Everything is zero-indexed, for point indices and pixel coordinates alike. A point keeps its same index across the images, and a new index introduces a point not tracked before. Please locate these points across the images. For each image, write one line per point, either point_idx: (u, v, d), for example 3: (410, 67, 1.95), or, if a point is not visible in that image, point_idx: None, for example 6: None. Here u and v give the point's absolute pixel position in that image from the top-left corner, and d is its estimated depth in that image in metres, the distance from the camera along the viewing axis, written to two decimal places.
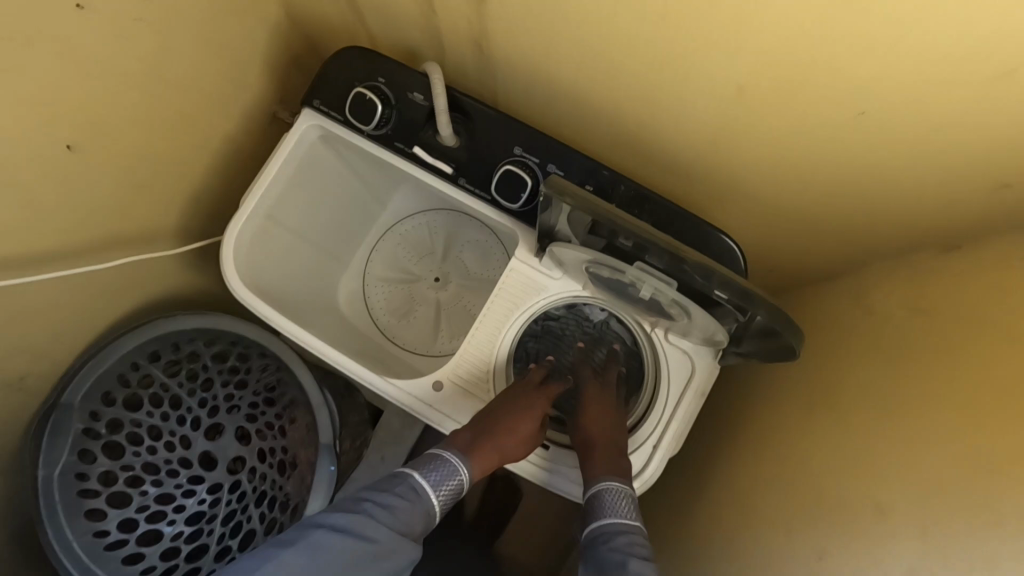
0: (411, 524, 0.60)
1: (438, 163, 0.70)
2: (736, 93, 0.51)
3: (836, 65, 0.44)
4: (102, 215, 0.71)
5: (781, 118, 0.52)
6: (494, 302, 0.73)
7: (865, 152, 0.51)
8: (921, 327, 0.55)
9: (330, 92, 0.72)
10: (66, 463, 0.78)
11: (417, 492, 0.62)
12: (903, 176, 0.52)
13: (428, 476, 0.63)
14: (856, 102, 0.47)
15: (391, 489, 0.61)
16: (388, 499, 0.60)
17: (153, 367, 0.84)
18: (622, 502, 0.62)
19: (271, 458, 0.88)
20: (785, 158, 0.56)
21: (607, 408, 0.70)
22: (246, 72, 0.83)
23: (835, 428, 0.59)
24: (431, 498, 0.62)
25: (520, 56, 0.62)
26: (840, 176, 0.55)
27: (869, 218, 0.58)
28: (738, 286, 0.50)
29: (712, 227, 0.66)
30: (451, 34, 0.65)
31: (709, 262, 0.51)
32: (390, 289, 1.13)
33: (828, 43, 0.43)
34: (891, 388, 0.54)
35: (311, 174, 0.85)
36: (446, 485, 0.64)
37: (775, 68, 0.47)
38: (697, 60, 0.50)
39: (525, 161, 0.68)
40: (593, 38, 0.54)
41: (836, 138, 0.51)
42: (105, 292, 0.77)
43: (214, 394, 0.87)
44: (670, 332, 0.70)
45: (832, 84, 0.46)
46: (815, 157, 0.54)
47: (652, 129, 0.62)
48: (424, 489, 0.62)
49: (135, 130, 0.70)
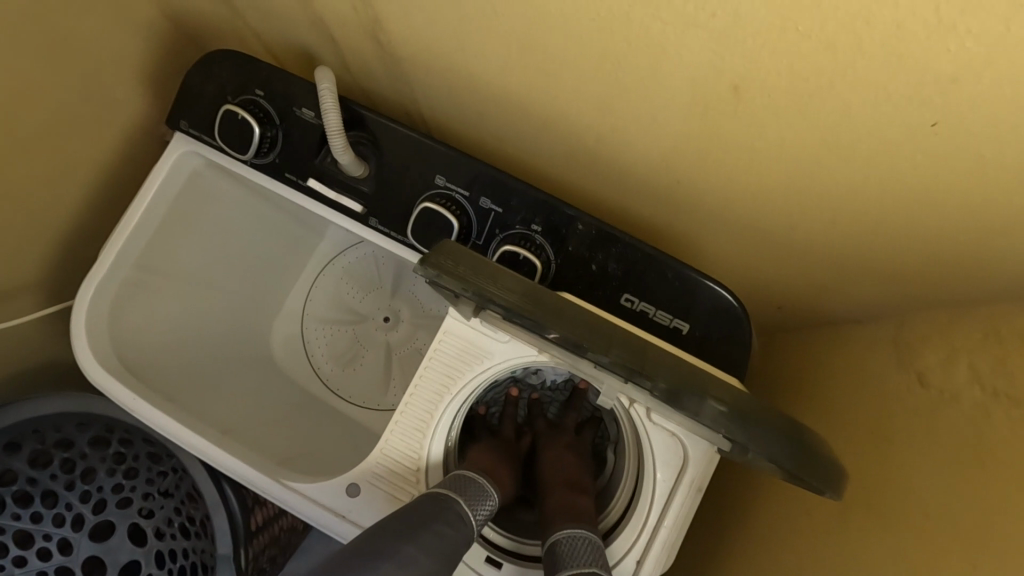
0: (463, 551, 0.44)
1: (342, 201, 0.54)
2: (723, 94, 0.35)
3: (881, 46, 0.27)
4: None
5: (794, 130, 0.35)
6: (426, 374, 0.56)
7: (920, 176, 0.34)
8: (1010, 422, 0.38)
9: (198, 112, 0.55)
10: None
11: (462, 521, 0.47)
12: (978, 210, 0.35)
13: (466, 499, 0.49)
14: (911, 104, 0.30)
15: (439, 514, 0.45)
16: (435, 525, 0.44)
17: (14, 460, 0.67)
18: (587, 551, 0.47)
19: (173, 563, 0.71)
20: (800, 183, 0.39)
21: (569, 465, 0.59)
22: (114, 88, 0.66)
23: (888, 561, 0.42)
24: (472, 529, 0.48)
25: (428, 52, 0.45)
26: (884, 209, 0.38)
27: (921, 260, 0.41)
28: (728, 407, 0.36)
29: (703, 275, 0.50)
30: (340, 28, 0.49)
31: (690, 373, 0.38)
32: (332, 334, 0.96)
33: (871, 17, 0.26)
34: (974, 515, 0.37)
35: (202, 211, 0.68)
36: (484, 508, 0.50)
37: (782, 61, 0.30)
38: (662, 48, 0.33)
39: (451, 194, 0.52)
40: (515, 22, 0.38)
41: (878, 157, 0.34)
42: None
43: (99, 486, 0.70)
44: (652, 411, 0.52)
45: (873, 78, 0.29)
46: (843, 182, 0.37)
47: (613, 145, 0.45)
48: (468, 516, 0.47)
49: None
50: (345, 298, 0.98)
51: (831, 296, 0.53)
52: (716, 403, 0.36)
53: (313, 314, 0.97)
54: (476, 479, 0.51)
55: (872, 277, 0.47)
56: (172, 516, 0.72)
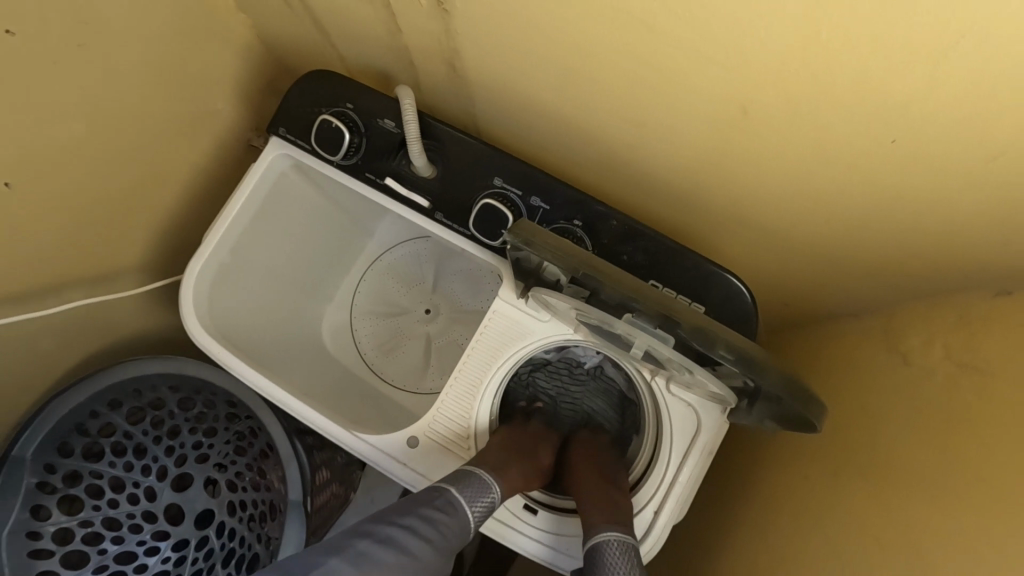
0: (450, 538, 0.54)
1: (412, 196, 0.64)
2: (736, 117, 0.44)
3: (858, 86, 0.37)
4: (49, 256, 0.66)
5: (795, 146, 0.44)
6: (477, 345, 0.66)
7: (895, 185, 0.43)
8: (972, 390, 0.46)
9: (295, 121, 0.66)
10: (17, 520, 0.72)
11: (454, 507, 0.56)
12: (941, 215, 0.44)
13: (462, 491, 0.57)
14: (883, 130, 0.39)
15: (426, 503, 0.54)
16: (426, 514, 0.53)
17: (114, 415, 0.78)
18: (623, 560, 0.55)
19: (242, 511, 0.81)
20: (802, 190, 0.48)
21: (598, 469, 0.66)
22: (215, 99, 0.78)
23: (870, 507, 0.50)
24: (466, 514, 0.56)
25: (497, 78, 0.56)
26: (865, 212, 0.47)
27: (901, 256, 0.50)
28: (739, 351, 0.44)
29: (718, 267, 0.59)
30: (422, 57, 0.59)
31: (709, 324, 0.46)
32: (377, 323, 1.07)
33: (846, 65, 0.36)
34: (939, 464, 0.45)
35: (283, 207, 0.79)
36: (479, 501, 0.58)
37: (781, 95, 0.40)
38: (691, 81, 0.43)
39: (506, 193, 0.61)
40: (572, 58, 0.48)
41: (862, 169, 0.43)
42: (58, 337, 0.72)
43: (181, 441, 0.81)
44: (671, 382, 0.61)
45: (856, 109, 0.38)
46: (835, 189, 0.46)
47: (645, 156, 0.54)
48: (461, 504, 0.56)
49: (85, 164, 0.65)
50: (389, 291, 1.08)
51: (829, 296, 0.61)
52: (723, 351, 0.46)
53: (361, 304, 1.07)
54: (477, 475, 0.59)
55: (859, 277, 0.55)
56: (243, 471, 0.82)
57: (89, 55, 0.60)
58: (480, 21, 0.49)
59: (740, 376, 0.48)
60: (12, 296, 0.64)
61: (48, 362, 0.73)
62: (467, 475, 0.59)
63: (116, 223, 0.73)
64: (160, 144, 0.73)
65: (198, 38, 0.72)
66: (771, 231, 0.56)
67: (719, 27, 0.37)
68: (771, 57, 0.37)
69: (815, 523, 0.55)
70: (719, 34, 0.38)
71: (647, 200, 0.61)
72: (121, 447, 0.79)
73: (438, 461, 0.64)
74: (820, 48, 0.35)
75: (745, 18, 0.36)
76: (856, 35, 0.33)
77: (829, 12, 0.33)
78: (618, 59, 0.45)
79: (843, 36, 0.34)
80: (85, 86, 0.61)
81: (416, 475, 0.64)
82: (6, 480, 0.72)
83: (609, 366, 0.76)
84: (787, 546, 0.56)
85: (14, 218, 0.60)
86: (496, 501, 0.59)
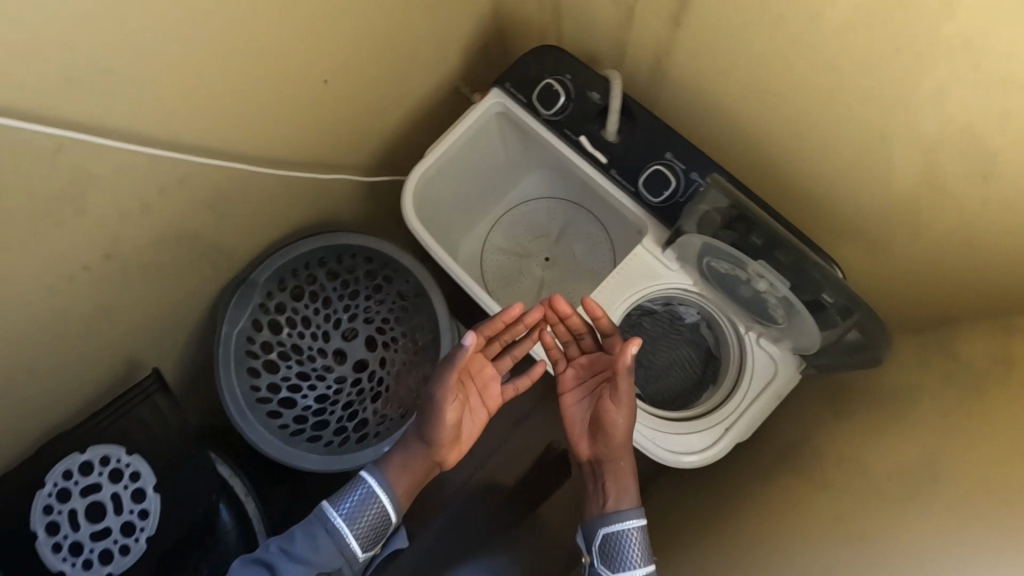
0: (380, 525, 0.77)
1: (596, 152, 0.84)
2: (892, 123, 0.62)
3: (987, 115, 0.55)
4: (323, 138, 0.90)
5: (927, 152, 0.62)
6: (616, 276, 0.85)
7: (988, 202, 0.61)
8: (1002, 370, 0.62)
9: (522, 79, 0.86)
10: (243, 326, 0.98)
11: (335, 529, 0.74)
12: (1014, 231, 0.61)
13: (341, 509, 0.76)
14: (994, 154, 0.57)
15: (324, 514, 0.75)
16: (312, 543, 0.74)
17: (318, 270, 1.02)
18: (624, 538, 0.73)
19: (390, 366, 1.04)
20: (918, 192, 0.66)
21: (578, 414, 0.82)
22: (450, 50, 1.00)
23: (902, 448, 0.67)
24: (349, 531, 0.75)
25: (697, 73, 0.75)
26: (961, 219, 0.64)
27: (976, 265, 0.67)
28: (847, 293, 0.61)
29: (827, 255, 0.76)
30: (639, 48, 0.79)
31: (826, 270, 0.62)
32: (504, 258, 1.28)
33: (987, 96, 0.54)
34: (966, 418, 0.62)
35: (479, 143, 1.01)
36: (357, 522, 0.76)
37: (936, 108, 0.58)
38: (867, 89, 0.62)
39: (673, 164, 0.80)
40: (771, 66, 0.67)
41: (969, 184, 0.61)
42: (302, 199, 0.97)
43: (357, 303, 1.05)
44: (761, 337, 0.80)
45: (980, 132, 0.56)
46: (943, 196, 0.64)
47: (801, 150, 0.73)
48: (343, 527, 0.75)
49: (366, 78, 0.89)
50: (519, 236, 1.30)
51: (915, 296, 0.77)
52: (828, 296, 0.63)
53: (494, 240, 1.29)
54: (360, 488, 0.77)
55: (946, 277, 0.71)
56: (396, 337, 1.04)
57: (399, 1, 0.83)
58: (709, 30, 0.68)
59: (835, 323, 0.64)
60: (294, 158, 0.88)
61: (289, 215, 0.98)
62: (336, 498, 0.77)
63: (364, 126, 0.96)
64: (408, 76, 0.96)
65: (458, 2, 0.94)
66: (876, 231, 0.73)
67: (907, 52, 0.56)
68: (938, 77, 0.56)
69: (861, 458, 0.71)
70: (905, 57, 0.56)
71: (792, 185, 0.79)
72: (316, 294, 1.04)
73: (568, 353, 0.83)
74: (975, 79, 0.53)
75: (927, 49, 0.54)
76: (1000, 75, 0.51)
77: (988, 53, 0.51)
78: (812, 70, 0.64)
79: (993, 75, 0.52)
80: (388, 22, 0.84)
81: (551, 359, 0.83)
82: (242, 294, 0.97)
83: (706, 325, 0.94)
84: (837, 472, 0.73)
85: (318, 104, 0.84)
86: (383, 505, 0.77)
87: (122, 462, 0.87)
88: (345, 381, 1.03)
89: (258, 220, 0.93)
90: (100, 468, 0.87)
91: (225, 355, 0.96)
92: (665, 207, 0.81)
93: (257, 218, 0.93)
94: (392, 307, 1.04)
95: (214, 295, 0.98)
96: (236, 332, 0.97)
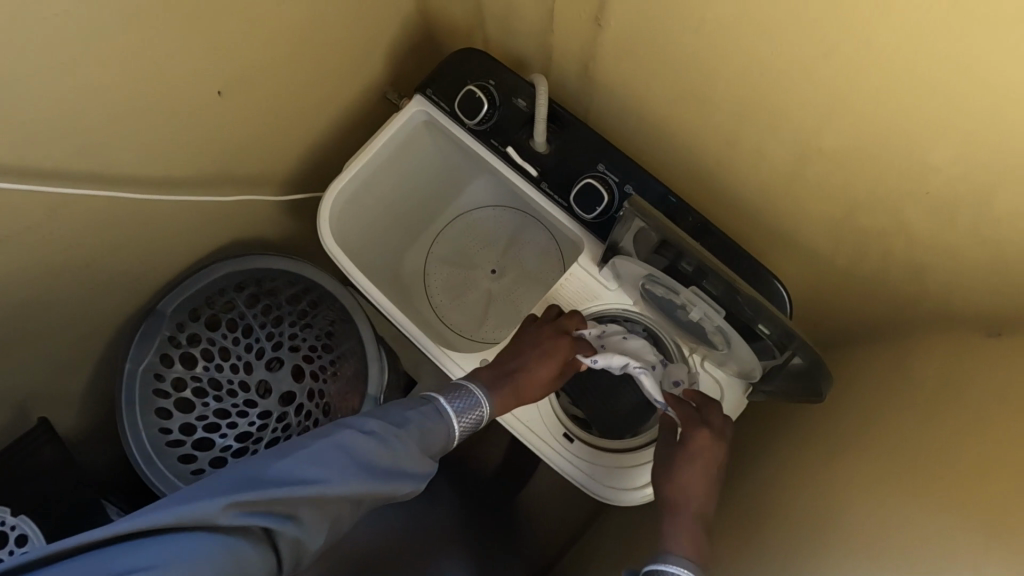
0: (432, 441, 0.63)
1: (525, 164, 0.77)
2: (804, 120, 0.59)
3: (907, 108, 0.50)
4: (227, 155, 0.81)
5: (845, 160, 0.60)
6: (550, 300, 0.78)
7: (900, 216, 0.60)
8: (941, 396, 0.59)
9: (442, 85, 0.79)
10: (149, 362, 0.88)
11: (439, 413, 0.66)
12: (948, 247, 0.59)
13: (452, 403, 0.67)
14: (929, 162, 0.53)
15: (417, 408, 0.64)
16: (412, 414, 0.63)
17: (238, 296, 0.94)
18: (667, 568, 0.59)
19: (318, 399, 0.95)
20: (853, 192, 0.62)
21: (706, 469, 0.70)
22: (373, 54, 0.91)
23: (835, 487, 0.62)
24: (452, 422, 0.66)
25: (617, 86, 0.72)
26: (872, 225, 0.64)
27: (905, 286, 0.66)
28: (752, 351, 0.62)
29: (738, 333, 0.61)
30: (561, 58, 0.74)
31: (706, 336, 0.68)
32: (449, 271, 1.22)
33: (892, 108, 0.52)
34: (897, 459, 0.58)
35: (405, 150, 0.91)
36: (468, 415, 0.67)
37: (841, 127, 0.56)
38: (805, 110, 0.58)
39: (605, 177, 0.74)
40: (704, 65, 0.61)
41: (884, 191, 0.59)
42: (210, 218, 0.87)
43: (281, 329, 0.96)
44: (706, 360, 0.75)
45: (907, 127, 0.52)
46: (872, 202, 0.61)
47: (735, 150, 0.68)
48: (445, 412, 0.66)
49: (274, 89, 0.80)
50: (465, 247, 1.23)
51: (857, 296, 0.74)
52: (763, 327, 0.59)
53: (438, 255, 1.22)
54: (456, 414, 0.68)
55: (880, 279, 0.69)
56: (326, 364, 0.96)
57: (301, 10, 0.74)
58: (619, 59, 0.68)
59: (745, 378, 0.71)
60: (190, 179, 0.79)
61: (196, 239, 0.89)
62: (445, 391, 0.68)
63: (278, 142, 0.88)
64: (326, 86, 0.88)
65: (378, 10, 0.85)
66: (807, 244, 0.73)
67: (829, 63, 0.52)
68: (894, 103, 0.51)
69: (825, 453, 0.68)
70: (825, 69, 0.52)
71: (722, 190, 0.76)
72: (233, 323, 0.95)
73: None
74: (862, 102, 0.53)
75: (853, 63, 0.50)
76: (897, 70, 0.48)
77: (886, 47, 0.47)
78: (757, 81, 0.58)
79: (891, 70, 0.49)
80: (290, 31, 0.75)
81: None
82: (147, 327, 0.88)
83: None
84: (788, 494, 0.69)
85: (213, 121, 0.75)
86: (452, 428, 0.66)
87: (7, 523, 0.77)
88: (266, 416, 0.94)
89: (158, 246, 0.83)
90: None
91: (130, 397, 0.87)
92: (602, 223, 0.75)
93: (160, 245, 0.84)
94: (319, 333, 0.96)
95: (115, 331, 0.89)
96: (142, 369, 0.88)
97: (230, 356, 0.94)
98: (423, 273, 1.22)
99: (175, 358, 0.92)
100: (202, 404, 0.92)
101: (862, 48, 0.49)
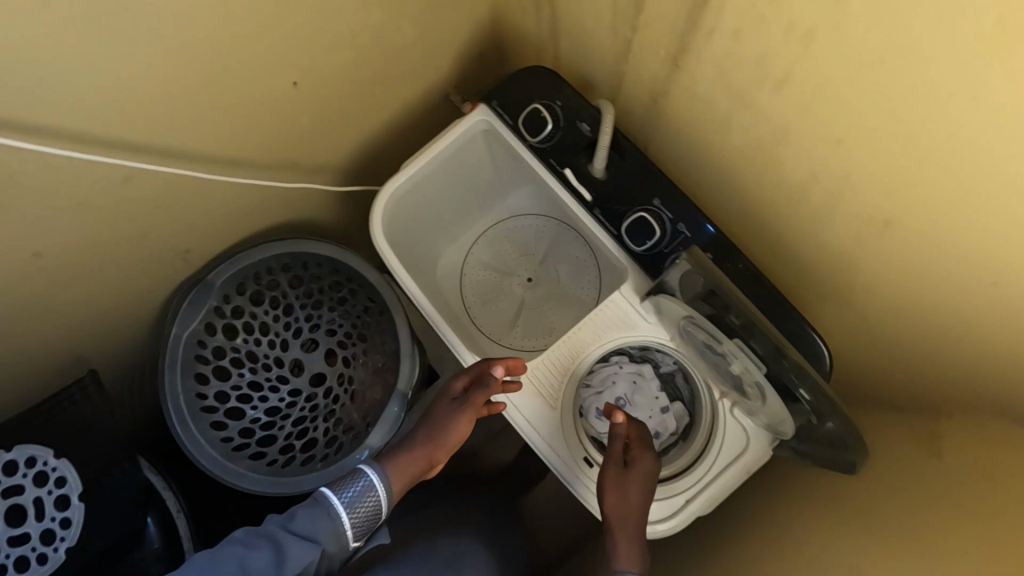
0: (323, 536, 0.65)
1: (580, 188, 0.77)
2: (871, 187, 0.57)
3: (983, 194, 0.49)
4: (288, 142, 0.83)
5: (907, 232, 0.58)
6: (587, 323, 0.79)
7: (955, 297, 0.58)
8: (973, 485, 0.57)
9: (508, 99, 0.80)
10: (194, 328, 0.92)
11: (321, 499, 0.67)
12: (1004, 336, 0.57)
13: (344, 496, 0.68)
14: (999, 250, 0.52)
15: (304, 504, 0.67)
16: (305, 520, 0.65)
17: (282, 276, 0.97)
18: None
19: (347, 384, 0.98)
20: (910, 264, 0.60)
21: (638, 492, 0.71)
22: (440, 57, 0.92)
23: (849, 559, 0.61)
24: (344, 516, 0.67)
25: (680, 122, 0.71)
26: (924, 300, 0.62)
27: (949, 364, 0.65)
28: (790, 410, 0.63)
29: (779, 389, 0.62)
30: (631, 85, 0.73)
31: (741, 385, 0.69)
32: (485, 274, 1.24)
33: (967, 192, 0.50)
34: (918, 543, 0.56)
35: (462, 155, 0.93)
36: (361, 504, 0.69)
37: (908, 200, 0.55)
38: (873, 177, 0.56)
39: (658, 213, 0.74)
40: (774, 118, 0.60)
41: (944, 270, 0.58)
42: (263, 200, 0.90)
43: (320, 313, 0.99)
44: (736, 407, 0.75)
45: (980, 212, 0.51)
46: (928, 278, 0.59)
47: (793, 203, 0.67)
48: (336, 507, 0.67)
49: (341, 83, 0.81)
50: (504, 253, 1.25)
51: (896, 364, 0.72)
52: (804, 392, 0.59)
53: (477, 257, 1.24)
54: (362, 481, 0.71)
55: (924, 352, 0.67)
56: (358, 353, 0.99)
57: (378, 11, 0.75)
58: (687, 97, 0.67)
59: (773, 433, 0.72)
60: (251, 162, 0.81)
61: (248, 218, 0.91)
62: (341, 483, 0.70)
63: (338, 133, 0.89)
64: (391, 83, 0.89)
65: (451, 15, 0.86)
66: (852, 306, 0.71)
67: (907, 136, 0.50)
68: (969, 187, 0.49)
69: (843, 520, 0.67)
70: (901, 142, 0.51)
71: (771, 239, 0.75)
72: (276, 301, 0.98)
73: (529, 399, 0.78)
74: (937, 180, 0.51)
75: (933, 141, 0.49)
76: (980, 157, 0.47)
77: (971, 132, 0.46)
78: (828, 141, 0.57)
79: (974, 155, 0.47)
80: (365, 30, 0.76)
81: (509, 402, 0.78)
82: (196, 295, 0.91)
83: (680, 376, 0.89)
84: (799, 556, 0.68)
85: (280, 109, 0.77)
86: (380, 499, 0.70)
87: (47, 465, 0.81)
88: (297, 394, 0.98)
89: (212, 222, 0.86)
90: (23, 469, 0.79)
91: (171, 359, 0.91)
92: (649, 258, 0.75)
93: (220, 219, 0.87)
94: (356, 321, 0.99)
95: (162, 297, 0.92)
96: (186, 335, 0.92)
97: (270, 332, 0.98)
98: (460, 272, 1.24)
99: (218, 327, 0.95)
100: (237, 375, 0.96)
101: (945, 128, 0.47)
